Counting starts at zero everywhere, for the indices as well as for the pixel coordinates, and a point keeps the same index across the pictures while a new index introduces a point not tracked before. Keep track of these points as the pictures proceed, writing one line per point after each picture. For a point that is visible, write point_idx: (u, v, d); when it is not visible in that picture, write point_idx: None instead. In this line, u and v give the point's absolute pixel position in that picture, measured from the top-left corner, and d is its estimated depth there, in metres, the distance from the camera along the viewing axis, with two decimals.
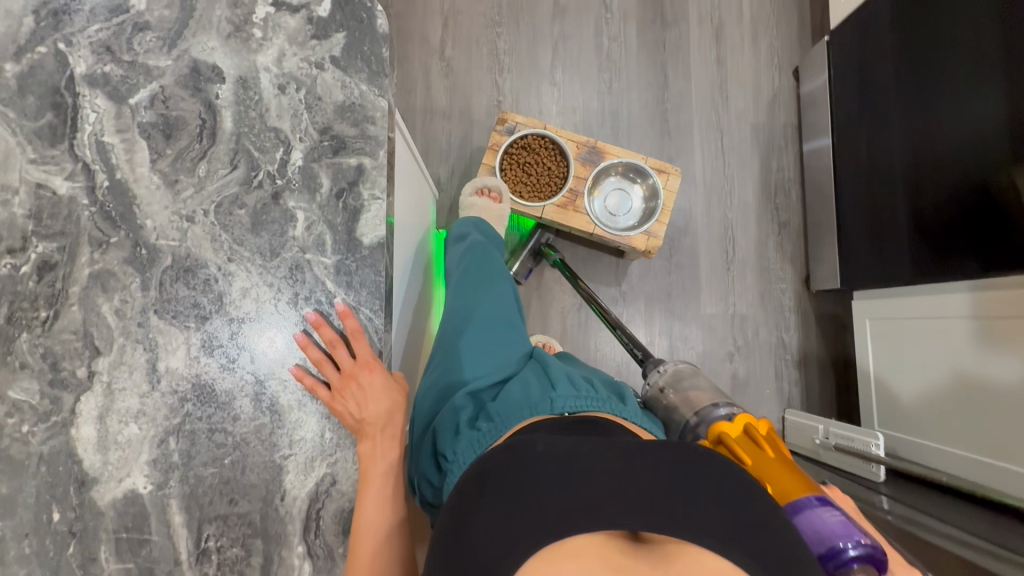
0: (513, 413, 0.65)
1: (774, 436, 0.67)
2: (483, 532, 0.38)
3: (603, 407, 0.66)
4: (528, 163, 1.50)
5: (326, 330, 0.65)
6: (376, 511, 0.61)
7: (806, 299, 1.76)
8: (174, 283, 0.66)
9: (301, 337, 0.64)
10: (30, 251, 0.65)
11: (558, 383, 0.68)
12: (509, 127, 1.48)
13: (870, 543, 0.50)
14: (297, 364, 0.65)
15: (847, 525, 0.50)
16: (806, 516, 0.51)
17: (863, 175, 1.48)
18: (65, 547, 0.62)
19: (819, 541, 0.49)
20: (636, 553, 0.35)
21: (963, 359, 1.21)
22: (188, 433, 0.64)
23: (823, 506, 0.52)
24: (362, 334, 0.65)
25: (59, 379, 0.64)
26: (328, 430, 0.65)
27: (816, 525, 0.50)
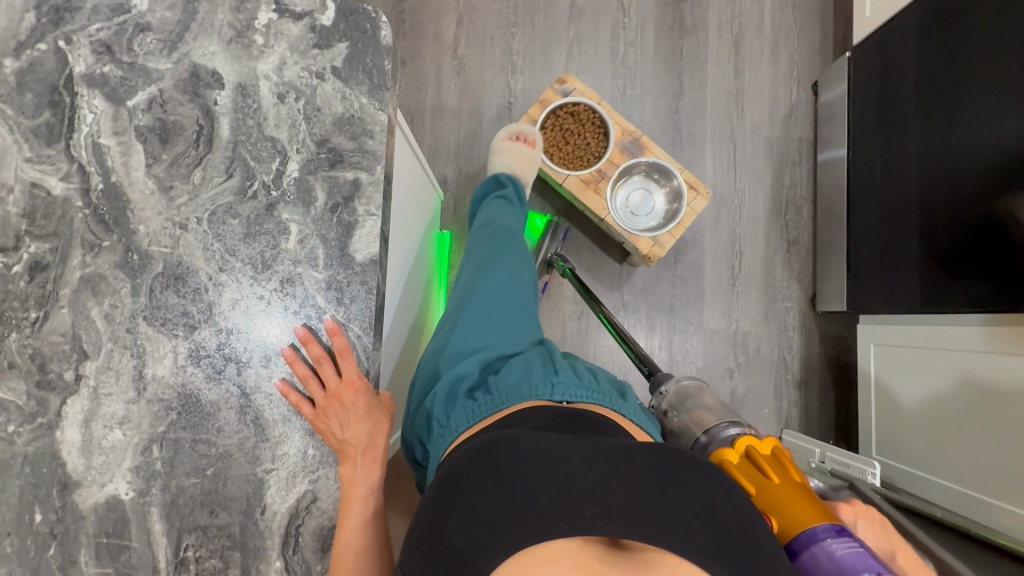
0: (513, 391, 0.64)
1: (780, 457, 0.61)
2: (470, 527, 0.41)
3: (603, 401, 0.64)
4: (570, 131, 1.51)
5: (315, 348, 0.64)
6: (355, 533, 0.62)
7: (811, 319, 1.73)
8: (164, 290, 0.65)
9: (288, 352, 0.64)
10: (22, 251, 0.65)
11: (562, 369, 0.67)
12: (566, 88, 1.49)
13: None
14: (283, 378, 0.65)
15: (864, 559, 0.47)
16: (817, 552, 0.48)
17: (875, 197, 1.45)
18: (46, 548, 0.63)
19: None
20: (612, 559, 0.39)
21: (965, 395, 1.20)
22: (172, 442, 0.64)
23: (838, 538, 0.49)
24: (348, 352, 0.64)
25: (46, 381, 0.64)
26: (311, 446, 0.65)
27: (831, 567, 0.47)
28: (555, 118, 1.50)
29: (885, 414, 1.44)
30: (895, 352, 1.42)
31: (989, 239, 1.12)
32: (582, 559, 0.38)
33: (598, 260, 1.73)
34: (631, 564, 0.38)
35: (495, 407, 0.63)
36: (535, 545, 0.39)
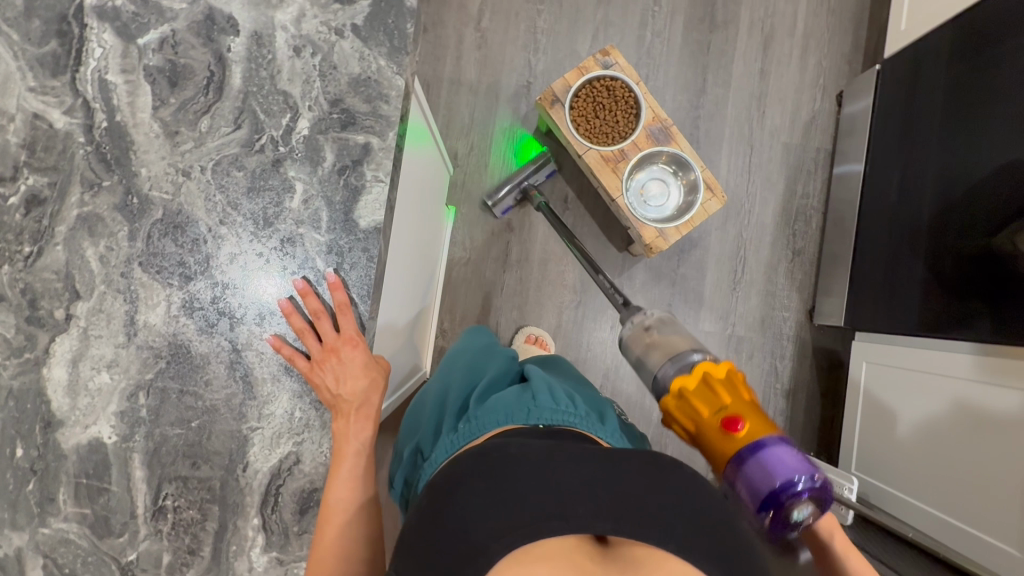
0: (489, 417, 0.66)
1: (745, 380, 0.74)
2: (461, 535, 0.43)
3: (580, 423, 0.66)
4: (602, 106, 1.50)
5: (312, 301, 0.63)
6: (347, 489, 0.61)
7: (806, 330, 1.73)
8: (162, 237, 0.64)
9: (285, 303, 0.63)
10: (20, 183, 0.64)
11: (539, 395, 0.69)
12: (607, 61, 1.47)
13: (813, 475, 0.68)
14: (276, 334, 0.64)
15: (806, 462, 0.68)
16: (779, 453, 0.66)
17: (887, 216, 1.43)
18: (24, 483, 0.62)
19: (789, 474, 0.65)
20: (601, 559, 0.42)
21: (951, 421, 1.21)
22: (159, 390, 0.63)
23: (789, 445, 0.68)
24: (349, 309, 0.64)
25: (36, 318, 0.63)
26: (298, 409, 0.64)
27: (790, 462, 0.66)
28: (589, 89, 1.49)
29: (869, 428, 1.45)
30: (886, 372, 1.43)
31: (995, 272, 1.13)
32: (575, 556, 0.42)
33: (602, 250, 1.72)
34: (620, 564, 0.41)
35: (472, 434, 0.64)
36: (530, 543, 0.42)
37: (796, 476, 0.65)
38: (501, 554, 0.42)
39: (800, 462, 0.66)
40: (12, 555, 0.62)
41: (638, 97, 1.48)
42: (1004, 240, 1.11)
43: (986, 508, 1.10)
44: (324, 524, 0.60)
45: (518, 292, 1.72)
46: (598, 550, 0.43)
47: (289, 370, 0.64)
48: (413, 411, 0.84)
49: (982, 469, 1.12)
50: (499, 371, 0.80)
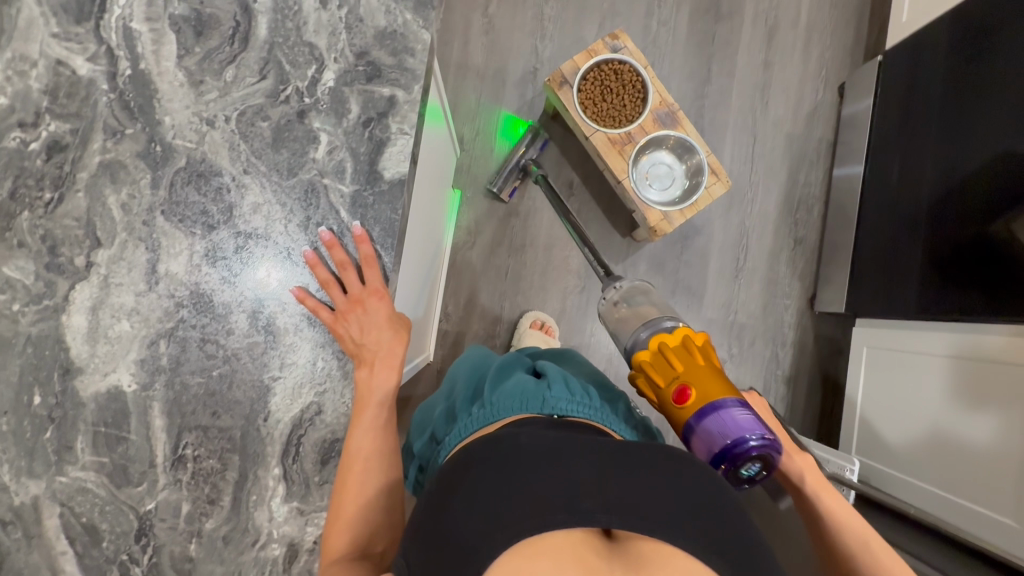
0: (504, 404, 0.66)
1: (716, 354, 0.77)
2: (471, 523, 0.44)
3: (594, 415, 0.66)
4: (609, 90, 1.51)
5: (337, 252, 0.63)
6: (368, 436, 0.61)
7: (807, 318, 1.75)
8: (185, 186, 0.64)
9: (311, 254, 0.63)
10: (42, 129, 0.63)
11: (554, 383, 0.69)
12: (616, 45, 1.49)
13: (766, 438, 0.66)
14: (300, 285, 0.64)
15: (750, 422, 0.66)
16: (721, 414, 0.67)
17: (887, 204, 1.45)
18: (42, 431, 0.62)
19: (728, 434, 0.65)
20: (609, 556, 0.42)
21: (946, 398, 1.22)
22: (180, 339, 0.63)
23: (736, 406, 0.67)
24: (374, 262, 0.64)
25: (56, 265, 0.63)
26: (320, 359, 0.64)
27: (729, 425, 0.66)
28: (597, 72, 1.51)
29: (869, 412, 1.47)
30: (886, 358, 1.45)
31: (989, 259, 1.15)
32: (579, 553, 0.42)
33: (607, 235, 1.73)
34: (626, 559, 0.42)
35: (488, 420, 0.64)
36: (534, 536, 0.42)
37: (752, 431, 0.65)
38: (506, 544, 0.42)
39: (748, 420, 0.66)
40: (29, 504, 0.61)
41: (645, 81, 1.49)
42: (1000, 228, 1.14)
43: (983, 485, 1.11)
44: (346, 471, 0.59)
45: (522, 277, 1.73)
46: (606, 547, 0.43)
47: (312, 321, 0.64)
48: (425, 405, 0.85)
49: (979, 445, 1.13)
50: (508, 358, 0.82)
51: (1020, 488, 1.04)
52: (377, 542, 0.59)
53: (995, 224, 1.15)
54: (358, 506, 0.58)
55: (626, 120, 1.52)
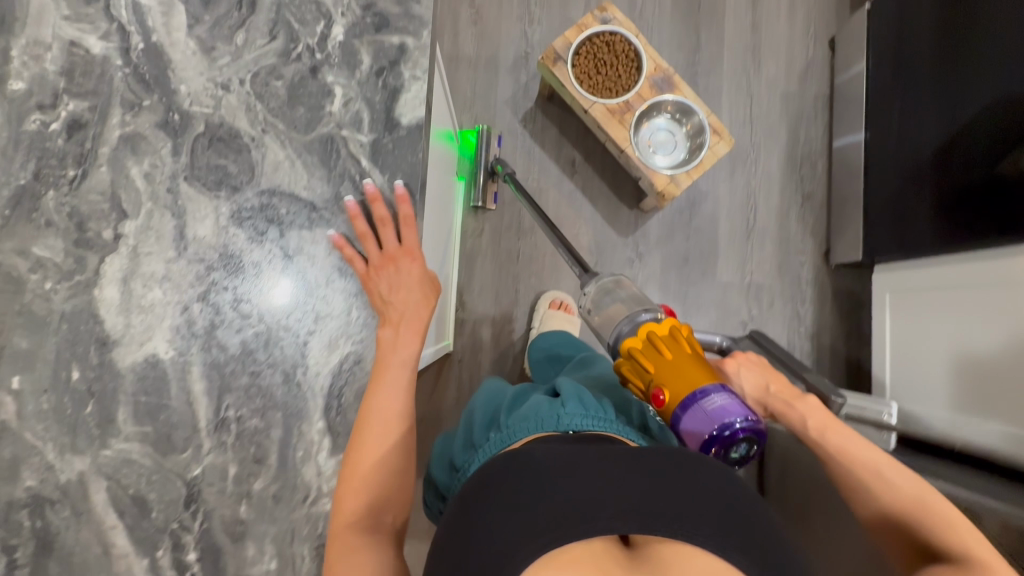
0: (519, 425, 0.63)
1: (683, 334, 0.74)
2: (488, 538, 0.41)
3: (614, 430, 0.63)
4: (603, 62, 1.53)
5: (381, 207, 0.63)
6: (390, 395, 0.60)
7: (824, 272, 1.73)
8: (206, 151, 0.64)
9: (354, 205, 0.62)
10: (61, 110, 0.64)
11: (568, 400, 0.66)
12: (605, 17, 1.51)
13: (752, 419, 0.64)
14: (339, 232, 0.64)
15: (733, 406, 0.64)
16: (700, 408, 0.64)
17: (892, 144, 1.44)
18: (83, 406, 0.62)
19: (713, 424, 0.63)
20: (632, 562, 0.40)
21: (976, 326, 1.21)
22: (213, 302, 0.63)
23: (713, 394, 0.65)
24: (412, 220, 0.65)
25: (85, 240, 0.63)
26: (354, 308, 0.63)
27: (715, 411, 0.63)
28: (590, 46, 1.53)
29: (904, 350, 1.44)
30: (911, 298, 1.43)
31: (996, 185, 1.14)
32: (599, 560, 0.39)
33: (614, 209, 1.73)
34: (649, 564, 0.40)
35: (505, 443, 0.62)
36: (557, 548, 0.40)
37: (727, 419, 0.63)
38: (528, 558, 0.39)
39: (732, 402, 0.64)
40: (75, 480, 0.61)
41: (638, 49, 1.51)
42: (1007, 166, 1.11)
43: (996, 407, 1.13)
44: (364, 432, 0.58)
45: (534, 259, 1.72)
46: (627, 556, 0.41)
47: (342, 272, 0.64)
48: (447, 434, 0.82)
49: (998, 369, 1.14)
50: (521, 387, 0.79)
51: None
52: (387, 513, 0.60)
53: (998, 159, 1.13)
54: (373, 466, 0.58)
55: (623, 91, 1.54)
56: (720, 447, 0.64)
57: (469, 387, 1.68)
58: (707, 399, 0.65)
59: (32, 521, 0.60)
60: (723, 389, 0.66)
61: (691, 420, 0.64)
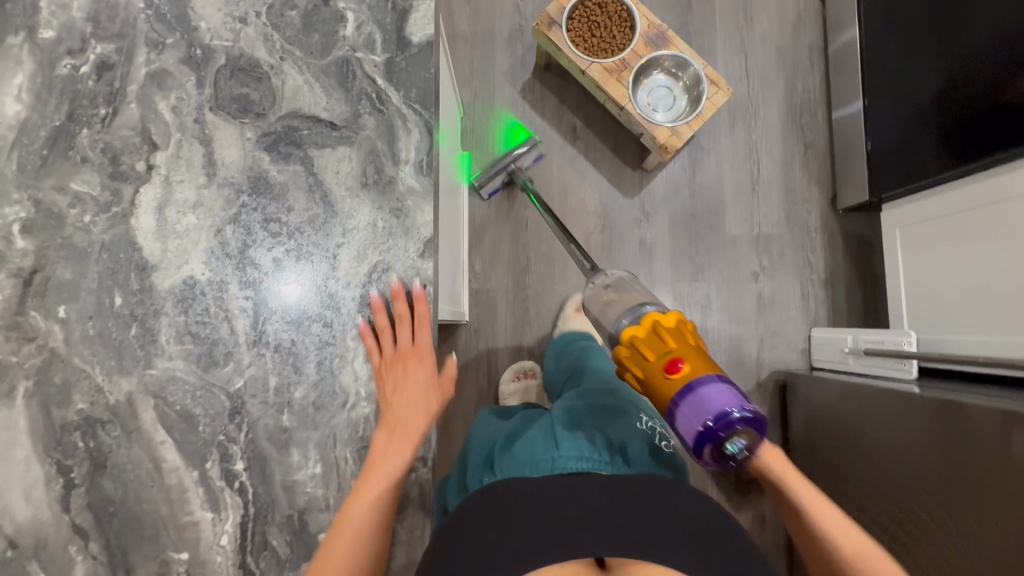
0: (514, 470, 0.66)
1: (696, 329, 0.78)
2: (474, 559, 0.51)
3: (604, 470, 0.66)
4: (597, 24, 1.55)
5: (404, 304, 0.63)
6: (370, 507, 0.56)
7: (832, 219, 1.74)
8: (229, 80, 0.67)
9: (376, 299, 0.62)
10: (89, 53, 0.67)
11: (562, 442, 0.69)
12: None
13: (752, 413, 0.68)
14: (364, 318, 0.64)
15: (736, 398, 0.68)
16: (710, 387, 0.69)
17: (889, 79, 1.45)
18: (127, 329, 0.64)
19: (716, 406, 0.67)
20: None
21: (989, 245, 1.21)
22: (244, 223, 0.65)
23: (721, 383, 0.70)
24: (428, 321, 0.64)
25: (119, 173, 0.66)
26: (379, 219, 0.65)
27: (718, 397, 0.68)
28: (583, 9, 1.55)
29: (915, 282, 1.45)
30: (918, 230, 1.43)
31: (1009, 96, 1.13)
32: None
33: (618, 171, 1.75)
34: None
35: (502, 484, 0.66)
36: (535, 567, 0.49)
37: (728, 407, 0.67)
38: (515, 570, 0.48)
39: (734, 394, 0.69)
40: (124, 401, 0.63)
41: (629, 9, 1.54)
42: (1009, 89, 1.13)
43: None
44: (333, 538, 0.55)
45: (543, 226, 1.74)
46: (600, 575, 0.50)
47: (366, 185, 0.65)
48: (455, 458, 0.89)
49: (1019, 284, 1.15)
50: (517, 424, 0.82)
51: None
52: None
53: (998, 85, 1.15)
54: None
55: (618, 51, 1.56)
56: (715, 430, 0.67)
57: (487, 356, 1.70)
58: (708, 389, 0.69)
59: (85, 442, 0.63)
60: (730, 384, 0.71)
61: (690, 407, 0.69)
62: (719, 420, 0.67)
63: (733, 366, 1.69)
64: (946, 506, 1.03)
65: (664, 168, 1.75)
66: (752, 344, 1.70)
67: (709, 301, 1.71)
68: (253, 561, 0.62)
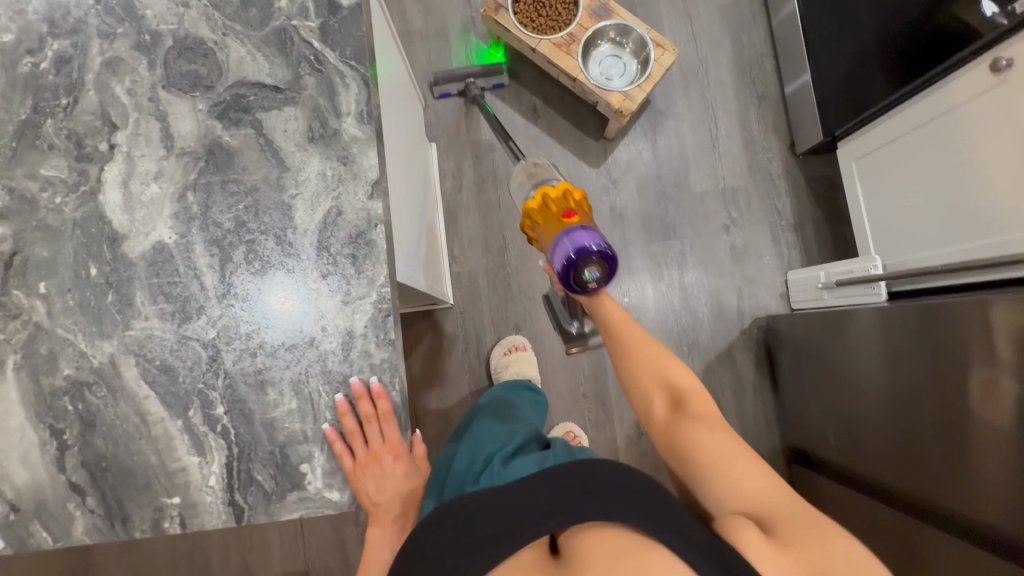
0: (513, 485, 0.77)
1: (582, 195, 0.91)
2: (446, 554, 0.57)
3: None
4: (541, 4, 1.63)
5: (367, 403, 0.66)
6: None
7: (794, 165, 1.79)
8: (178, 60, 0.72)
9: (342, 404, 0.66)
10: (47, 50, 0.72)
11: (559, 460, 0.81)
12: None
13: (607, 250, 0.84)
14: (332, 424, 0.67)
15: (596, 238, 0.85)
16: (577, 233, 0.84)
17: (826, 21, 1.51)
18: (104, 296, 0.68)
19: (577, 241, 0.83)
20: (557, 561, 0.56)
21: (937, 160, 1.26)
22: (204, 186, 0.70)
23: (588, 231, 0.85)
24: (393, 416, 0.68)
25: (84, 155, 0.71)
26: (328, 168, 0.70)
27: (582, 236, 0.84)
28: None
29: (877, 211, 1.49)
30: (871, 160, 1.48)
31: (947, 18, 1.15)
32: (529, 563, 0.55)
33: (581, 143, 1.80)
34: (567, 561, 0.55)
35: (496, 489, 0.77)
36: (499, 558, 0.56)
37: (585, 242, 0.83)
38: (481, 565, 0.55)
39: (596, 235, 0.85)
40: (108, 363, 0.67)
41: None
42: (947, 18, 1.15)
43: (997, 202, 1.13)
44: None
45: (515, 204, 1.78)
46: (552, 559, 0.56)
47: (312, 139, 0.70)
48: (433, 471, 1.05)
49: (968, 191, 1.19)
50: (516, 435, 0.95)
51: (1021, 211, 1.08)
52: None
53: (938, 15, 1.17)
54: None
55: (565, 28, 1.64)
56: (576, 260, 0.83)
57: (475, 335, 1.74)
58: (573, 236, 0.84)
59: (75, 405, 0.67)
60: (596, 232, 0.86)
61: (560, 249, 0.85)
62: (579, 254, 0.82)
63: (715, 318, 1.73)
64: (955, 445, 1.04)
65: (625, 135, 1.80)
66: (731, 294, 1.74)
67: (684, 258, 1.75)
68: (241, 497, 0.66)
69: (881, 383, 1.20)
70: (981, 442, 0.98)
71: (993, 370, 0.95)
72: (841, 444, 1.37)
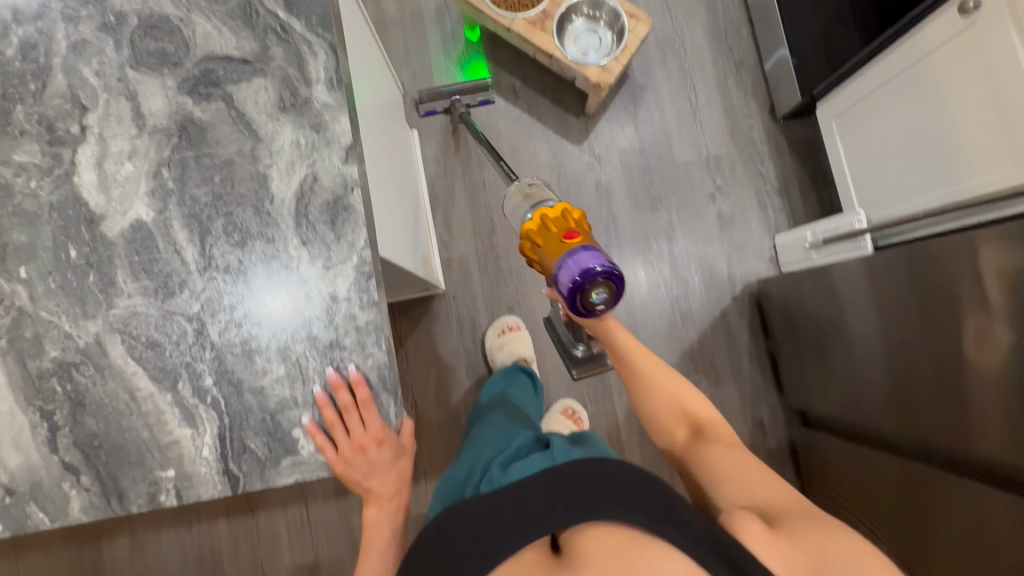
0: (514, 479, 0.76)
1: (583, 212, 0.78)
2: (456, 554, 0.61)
3: None
4: None
5: (346, 392, 0.67)
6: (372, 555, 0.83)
7: (775, 129, 1.79)
8: (144, 38, 0.72)
9: (322, 395, 0.66)
10: (11, 36, 0.72)
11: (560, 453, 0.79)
12: None
13: (613, 270, 0.72)
14: (312, 416, 0.67)
15: (601, 259, 0.72)
16: (579, 256, 0.72)
17: None
18: (86, 277, 0.68)
19: (580, 265, 0.71)
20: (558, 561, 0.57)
21: (914, 109, 1.26)
22: (178, 162, 0.70)
23: (591, 252, 0.73)
24: (373, 403, 0.68)
25: (56, 139, 0.71)
26: (301, 136, 0.70)
27: (584, 258, 0.72)
28: None
29: (859, 166, 1.50)
30: (850, 116, 1.49)
31: None
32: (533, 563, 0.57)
33: (562, 121, 1.80)
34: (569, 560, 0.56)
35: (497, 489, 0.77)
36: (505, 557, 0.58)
37: (590, 265, 0.71)
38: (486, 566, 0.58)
39: (600, 256, 0.72)
40: (93, 342, 0.67)
41: None
42: None
43: (979, 144, 1.12)
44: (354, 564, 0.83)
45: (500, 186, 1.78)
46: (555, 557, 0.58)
47: (283, 108, 0.71)
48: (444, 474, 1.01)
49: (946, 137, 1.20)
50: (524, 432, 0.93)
51: (999, 151, 1.08)
52: None
53: None
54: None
55: None
56: (580, 286, 0.71)
57: (468, 319, 1.74)
58: (574, 257, 0.72)
59: (63, 386, 0.67)
60: (601, 252, 0.74)
61: (561, 273, 0.72)
62: (584, 277, 0.70)
63: (707, 286, 1.74)
64: (949, 395, 1.02)
65: (606, 110, 1.80)
66: (720, 262, 1.75)
67: (671, 228, 1.76)
68: (236, 466, 0.66)
69: (873, 337, 1.21)
70: (975, 392, 0.96)
71: (984, 318, 0.93)
72: (839, 403, 1.37)
